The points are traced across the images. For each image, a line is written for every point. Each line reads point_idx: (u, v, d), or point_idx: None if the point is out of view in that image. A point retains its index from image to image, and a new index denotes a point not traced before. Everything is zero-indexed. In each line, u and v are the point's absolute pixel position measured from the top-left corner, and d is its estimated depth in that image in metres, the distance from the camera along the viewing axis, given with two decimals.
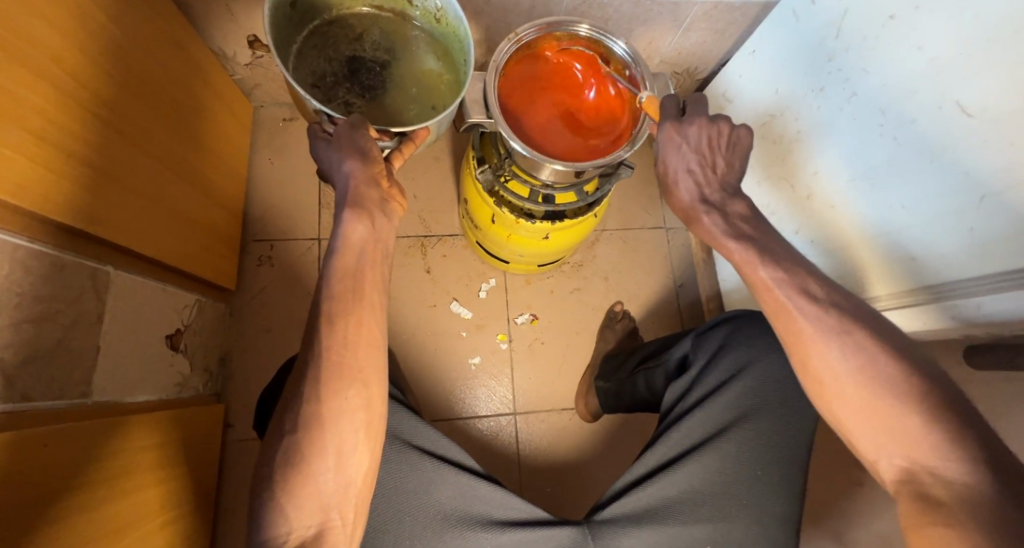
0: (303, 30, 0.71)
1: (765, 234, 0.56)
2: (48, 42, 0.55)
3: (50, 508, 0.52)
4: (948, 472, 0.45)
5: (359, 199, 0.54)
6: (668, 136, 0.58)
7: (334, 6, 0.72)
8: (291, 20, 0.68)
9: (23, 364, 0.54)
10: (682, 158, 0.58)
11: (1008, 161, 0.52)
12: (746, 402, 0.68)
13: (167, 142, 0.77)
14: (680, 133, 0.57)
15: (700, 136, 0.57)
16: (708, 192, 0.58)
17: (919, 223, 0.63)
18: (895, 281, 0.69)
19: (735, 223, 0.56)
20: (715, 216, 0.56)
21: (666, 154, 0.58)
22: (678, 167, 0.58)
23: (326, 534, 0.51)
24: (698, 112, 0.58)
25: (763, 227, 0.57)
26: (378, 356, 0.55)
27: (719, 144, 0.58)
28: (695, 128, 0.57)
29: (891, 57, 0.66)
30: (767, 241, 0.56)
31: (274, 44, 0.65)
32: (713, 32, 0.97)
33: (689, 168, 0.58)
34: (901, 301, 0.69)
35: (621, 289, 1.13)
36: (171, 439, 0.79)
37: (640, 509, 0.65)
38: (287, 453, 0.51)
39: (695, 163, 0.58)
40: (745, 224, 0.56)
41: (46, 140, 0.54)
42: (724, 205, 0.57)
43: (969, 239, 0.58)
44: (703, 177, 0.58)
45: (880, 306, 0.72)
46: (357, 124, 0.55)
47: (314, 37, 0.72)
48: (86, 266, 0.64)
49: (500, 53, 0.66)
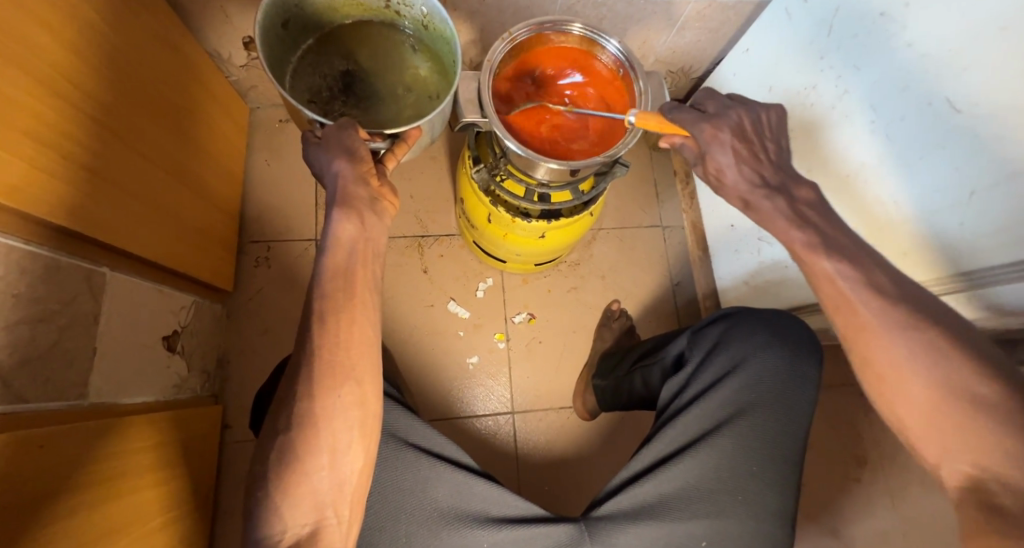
0: (297, 51, 0.73)
1: (835, 227, 0.50)
2: (44, 45, 0.56)
3: (43, 507, 0.52)
4: None
5: (348, 199, 0.54)
6: (710, 135, 0.53)
7: (325, 25, 0.74)
8: (283, 43, 0.70)
9: (18, 366, 0.54)
10: (732, 144, 0.52)
11: (1000, 156, 0.53)
12: (742, 397, 0.68)
13: (163, 143, 0.77)
14: (721, 129, 0.53)
15: (740, 123, 0.53)
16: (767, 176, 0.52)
17: (912, 218, 0.64)
18: (933, 266, 0.64)
19: (802, 211, 0.50)
20: (778, 201, 0.50)
21: (713, 152, 0.53)
22: (728, 161, 0.52)
23: (321, 532, 0.52)
24: (721, 104, 0.56)
25: (832, 220, 0.51)
26: (371, 355, 0.55)
27: (761, 131, 0.54)
28: (732, 118, 0.53)
29: (885, 51, 0.65)
30: (834, 234, 0.50)
31: (271, 67, 0.67)
32: (706, 31, 0.97)
33: (742, 156, 0.52)
34: (935, 288, 0.64)
35: (618, 287, 1.13)
36: (169, 440, 0.79)
37: (638, 505, 0.65)
38: (282, 452, 0.51)
39: (745, 149, 0.52)
40: (811, 210, 0.51)
41: (39, 141, 0.54)
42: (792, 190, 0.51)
43: (967, 233, 0.58)
44: (757, 163, 0.52)
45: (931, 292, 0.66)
46: (344, 126, 0.57)
47: (308, 56, 0.74)
48: (81, 268, 0.64)
49: (495, 53, 0.66)
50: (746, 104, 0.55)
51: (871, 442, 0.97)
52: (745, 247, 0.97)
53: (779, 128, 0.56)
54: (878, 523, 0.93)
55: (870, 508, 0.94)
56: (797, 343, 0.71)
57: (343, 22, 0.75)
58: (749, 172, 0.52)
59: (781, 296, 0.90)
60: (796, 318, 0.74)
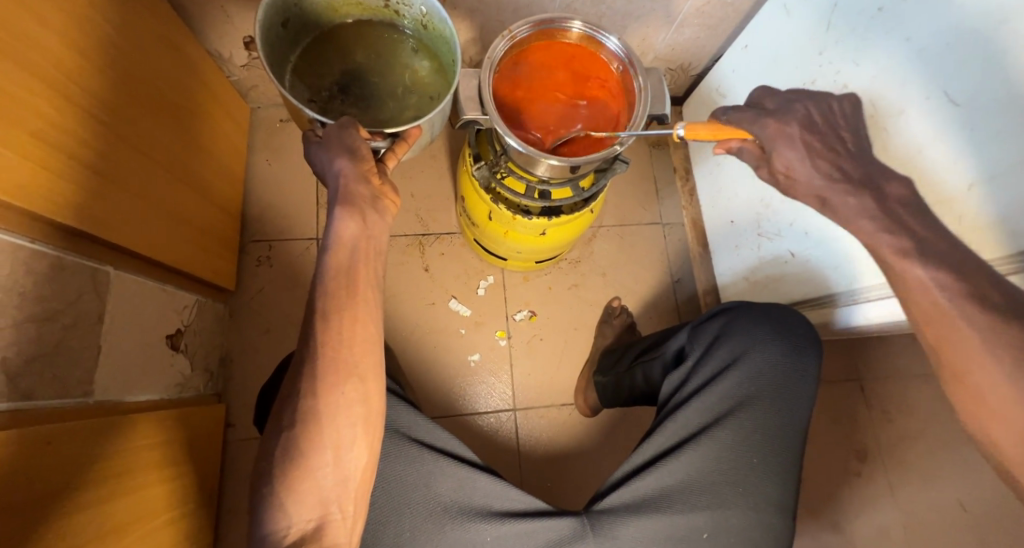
0: (295, 49, 0.74)
1: (916, 229, 0.49)
2: (47, 46, 0.56)
3: (48, 504, 0.52)
4: None
5: (350, 198, 0.55)
6: (776, 131, 0.54)
7: (325, 24, 0.75)
8: (281, 40, 0.70)
9: (26, 363, 0.54)
10: (803, 135, 0.53)
11: (999, 149, 0.54)
12: (742, 391, 0.69)
13: (166, 144, 0.78)
14: (787, 124, 0.54)
15: (807, 116, 0.54)
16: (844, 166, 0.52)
17: None
18: (1012, 236, 0.54)
19: (891, 205, 0.50)
20: (864, 197, 0.50)
21: (780, 148, 0.54)
22: (798, 154, 0.53)
23: (326, 527, 0.52)
24: (780, 99, 0.58)
25: (924, 217, 0.50)
26: (374, 351, 0.55)
27: (828, 126, 0.55)
28: (799, 113, 0.55)
29: (929, 12, 0.60)
30: (915, 237, 0.49)
31: (269, 63, 0.67)
32: (705, 28, 0.98)
33: (816, 148, 0.53)
34: None
35: (618, 284, 1.13)
36: (174, 439, 0.79)
37: (639, 498, 0.66)
38: (286, 448, 0.52)
39: (818, 141, 0.53)
40: (902, 208, 0.50)
41: (44, 141, 0.55)
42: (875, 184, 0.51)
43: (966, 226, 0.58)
44: (832, 155, 0.53)
45: (1009, 273, 0.55)
46: (345, 125, 0.57)
47: (306, 55, 0.74)
48: (86, 266, 0.65)
49: (495, 50, 0.67)
50: (809, 98, 0.57)
51: (870, 435, 0.97)
52: (745, 243, 0.98)
53: (845, 124, 0.57)
54: (880, 515, 0.94)
55: (871, 501, 0.95)
56: (796, 336, 0.71)
57: (343, 21, 0.76)
58: (824, 165, 0.52)
59: (781, 291, 0.91)
60: (795, 312, 0.75)
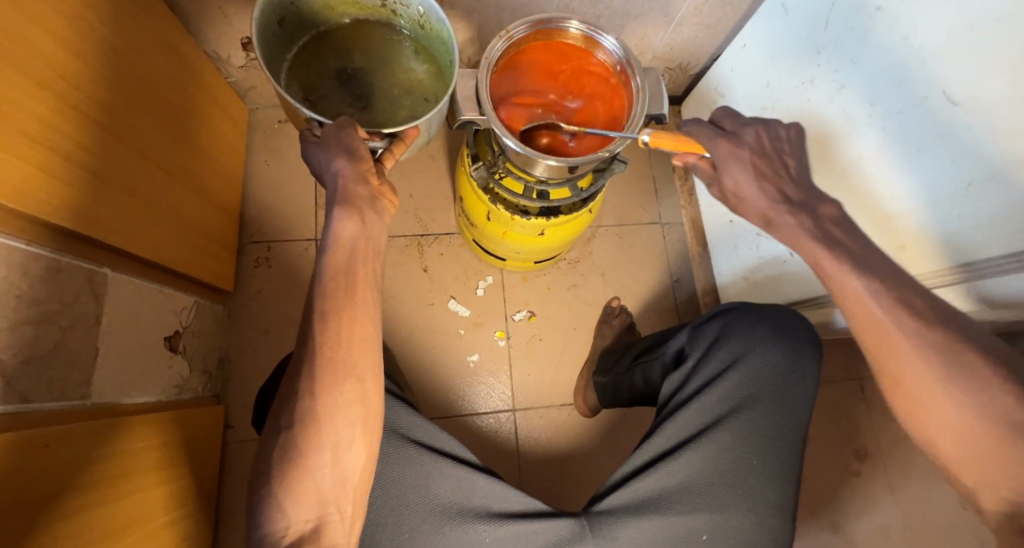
0: (293, 48, 0.74)
1: None
2: (44, 47, 0.56)
3: (46, 507, 0.52)
4: None
5: (348, 198, 0.54)
6: (727, 151, 0.56)
7: (321, 23, 0.74)
8: (278, 38, 0.70)
9: (24, 366, 0.54)
10: (750, 159, 0.55)
11: (996, 148, 0.53)
12: (742, 392, 0.69)
13: (163, 145, 0.78)
14: (738, 145, 0.56)
15: (757, 140, 0.56)
16: (787, 191, 0.54)
17: (912, 210, 0.64)
18: (1013, 234, 0.53)
19: (825, 226, 0.53)
20: (801, 217, 0.52)
21: (731, 168, 0.55)
22: (747, 176, 0.54)
23: (324, 528, 0.52)
24: (740, 121, 0.59)
25: (853, 235, 0.53)
26: (373, 352, 0.55)
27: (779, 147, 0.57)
28: (749, 137, 0.56)
29: (879, 46, 0.66)
30: None
31: (265, 62, 0.67)
32: (703, 27, 0.98)
33: (761, 172, 0.55)
34: (934, 281, 0.64)
35: (618, 284, 1.13)
36: (173, 441, 0.79)
37: (638, 499, 0.66)
38: (285, 448, 0.52)
39: (764, 165, 0.55)
40: (835, 227, 0.53)
41: (40, 142, 0.54)
42: (811, 206, 0.54)
43: (967, 224, 0.58)
44: (776, 178, 0.55)
45: (932, 287, 0.65)
46: (344, 125, 0.56)
47: (303, 54, 0.74)
48: (82, 268, 0.64)
49: (492, 50, 0.66)
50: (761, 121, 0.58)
51: (869, 435, 0.97)
52: (744, 243, 0.98)
53: (797, 145, 0.58)
54: (880, 515, 0.94)
55: (871, 500, 0.94)
56: (796, 337, 0.71)
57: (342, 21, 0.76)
58: (769, 189, 0.54)
59: (781, 291, 0.91)
60: (795, 313, 0.74)
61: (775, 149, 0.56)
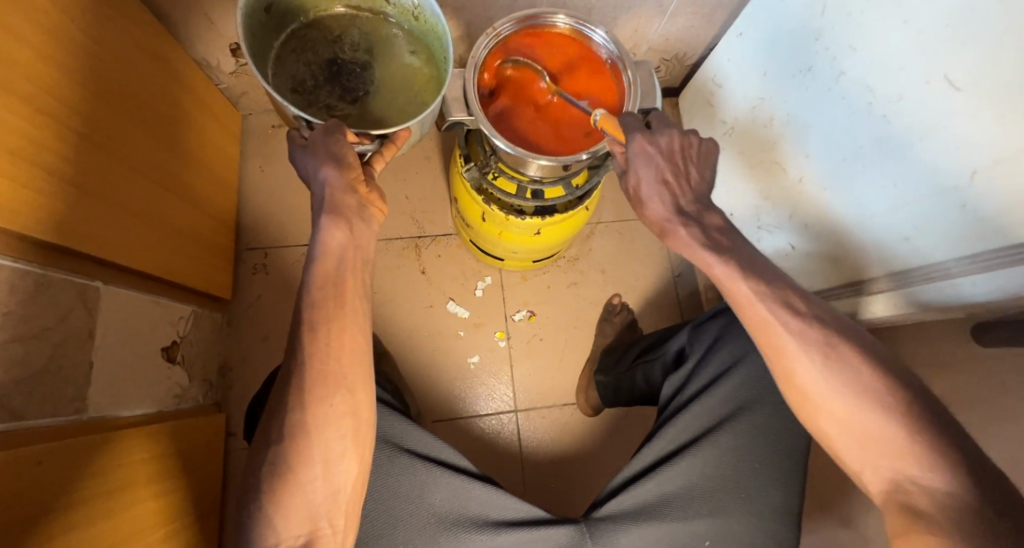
0: (281, 36, 0.72)
1: None
2: (28, 63, 0.55)
3: (43, 524, 0.52)
4: (924, 479, 0.47)
5: (336, 207, 0.53)
6: (641, 146, 0.55)
7: (310, 9, 0.72)
8: (267, 25, 0.68)
9: (15, 384, 0.54)
10: (654, 169, 0.55)
11: (1006, 129, 0.50)
12: (743, 394, 0.67)
13: (150, 155, 0.77)
14: (651, 144, 0.56)
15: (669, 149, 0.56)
16: (682, 202, 0.56)
17: (926, 195, 0.60)
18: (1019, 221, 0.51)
19: (711, 235, 0.55)
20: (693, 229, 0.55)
21: (637, 165, 0.56)
22: (649, 176, 0.55)
23: (316, 542, 0.51)
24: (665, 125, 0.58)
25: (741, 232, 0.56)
26: (364, 362, 0.55)
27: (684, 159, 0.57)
28: (665, 138, 0.57)
29: (878, 27, 0.63)
30: None
31: (252, 53, 0.65)
32: (699, 16, 0.95)
33: (661, 178, 0.55)
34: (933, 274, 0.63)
35: (619, 280, 1.12)
36: (170, 452, 0.79)
37: (639, 505, 0.64)
38: (275, 462, 0.51)
39: (668, 171, 0.56)
40: (720, 236, 0.56)
41: (23, 159, 0.54)
42: (701, 217, 0.56)
43: (982, 209, 0.55)
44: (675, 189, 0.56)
45: (867, 291, 0.75)
46: (332, 130, 0.53)
47: (293, 42, 0.73)
48: (73, 282, 0.64)
49: (478, 48, 0.65)
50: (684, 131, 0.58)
51: None
52: None
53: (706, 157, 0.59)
54: None
55: None
56: None
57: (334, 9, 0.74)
58: (667, 200, 0.55)
59: None
60: None
61: (686, 168, 0.57)
